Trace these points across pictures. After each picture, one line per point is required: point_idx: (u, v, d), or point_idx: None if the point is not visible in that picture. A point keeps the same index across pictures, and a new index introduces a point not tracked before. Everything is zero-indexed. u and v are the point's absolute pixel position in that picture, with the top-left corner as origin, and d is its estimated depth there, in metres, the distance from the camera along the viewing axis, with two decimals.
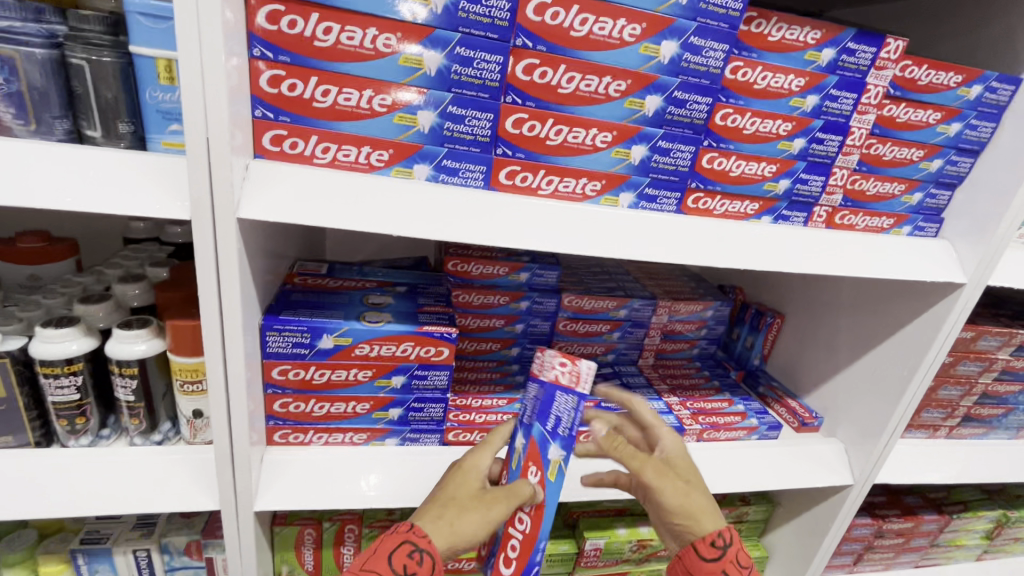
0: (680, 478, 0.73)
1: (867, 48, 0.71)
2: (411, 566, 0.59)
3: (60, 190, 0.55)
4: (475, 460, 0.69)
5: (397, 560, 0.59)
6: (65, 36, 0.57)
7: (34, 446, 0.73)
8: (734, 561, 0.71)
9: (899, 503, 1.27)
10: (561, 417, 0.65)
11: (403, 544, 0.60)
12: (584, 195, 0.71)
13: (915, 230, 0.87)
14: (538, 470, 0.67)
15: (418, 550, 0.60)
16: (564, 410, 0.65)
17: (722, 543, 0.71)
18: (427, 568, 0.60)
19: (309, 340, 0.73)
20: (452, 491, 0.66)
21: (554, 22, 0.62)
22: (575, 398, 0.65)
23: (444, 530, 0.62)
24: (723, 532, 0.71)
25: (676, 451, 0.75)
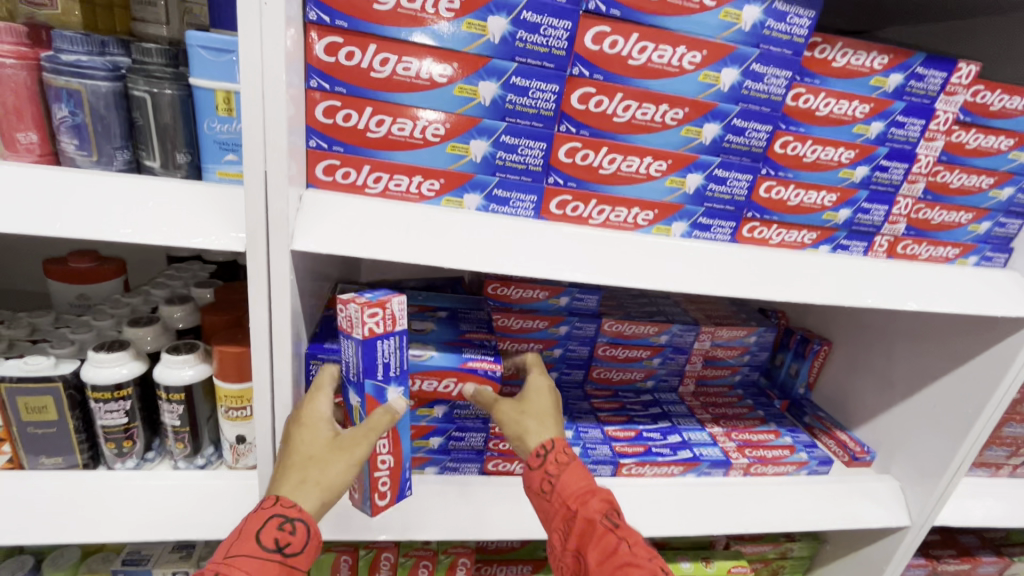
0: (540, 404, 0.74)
1: (937, 73, 0.68)
2: (286, 538, 0.56)
3: (119, 221, 0.55)
4: (311, 408, 0.63)
5: (267, 536, 0.56)
6: (128, 69, 0.58)
7: (82, 468, 0.73)
8: (554, 460, 0.69)
9: (955, 543, 1.20)
10: (389, 361, 0.61)
11: (273, 518, 0.57)
12: (635, 225, 0.69)
13: (983, 260, 0.83)
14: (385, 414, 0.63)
15: (289, 519, 0.57)
16: (389, 354, 0.61)
17: (544, 452, 0.70)
18: (303, 535, 0.57)
19: None
20: (305, 449, 0.60)
21: (612, 51, 0.60)
22: (397, 338, 0.61)
23: (309, 491, 0.58)
24: (547, 442, 0.70)
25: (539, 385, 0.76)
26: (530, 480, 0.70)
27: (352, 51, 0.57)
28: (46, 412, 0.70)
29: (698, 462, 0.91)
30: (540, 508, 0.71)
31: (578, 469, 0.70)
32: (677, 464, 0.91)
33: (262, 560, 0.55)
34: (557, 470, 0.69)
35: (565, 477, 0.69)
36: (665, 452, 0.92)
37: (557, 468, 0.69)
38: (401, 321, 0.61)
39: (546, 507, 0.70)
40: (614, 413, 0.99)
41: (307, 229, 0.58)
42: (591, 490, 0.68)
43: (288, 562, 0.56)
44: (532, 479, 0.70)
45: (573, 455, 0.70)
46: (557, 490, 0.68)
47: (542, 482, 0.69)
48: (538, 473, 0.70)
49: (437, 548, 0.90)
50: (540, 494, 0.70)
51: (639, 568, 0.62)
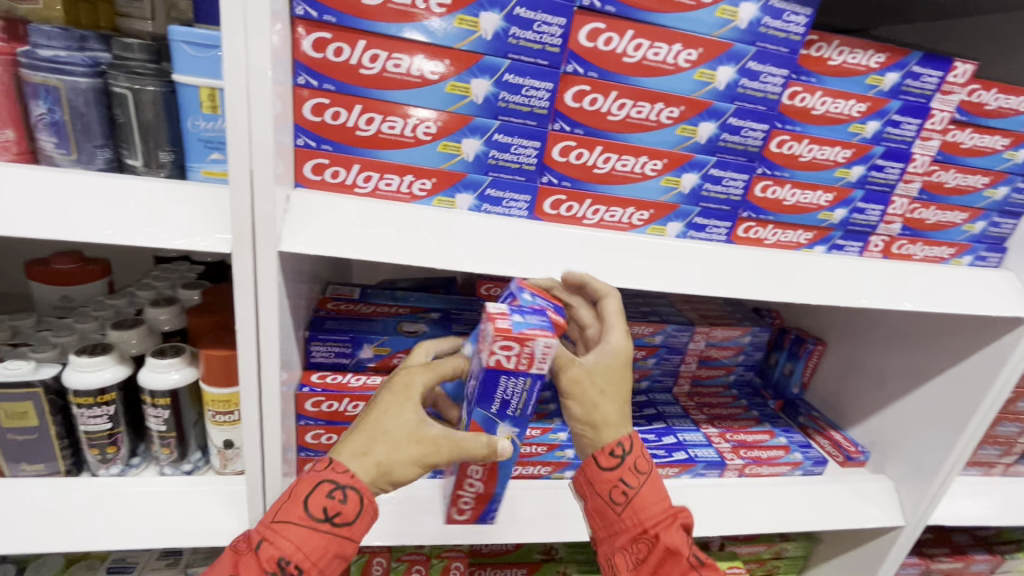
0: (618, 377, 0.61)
1: (933, 71, 0.67)
2: (334, 509, 0.52)
3: (99, 222, 0.54)
4: (408, 377, 0.56)
5: (314, 503, 0.52)
6: (108, 64, 0.56)
7: (65, 474, 0.72)
8: (632, 468, 0.62)
9: (948, 541, 1.20)
10: (510, 400, 0.55)
11: (321, 485, 0.52)
12: (630, 225, 0.68)
13: (977, 259, 0.82)
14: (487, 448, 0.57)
15: (339, 488, 0.52)
16: (513, 392, 0.55)
17: (620, 454, 0.62)
18: (351, 509, 0.52)
19: (350, 350, 0.77)
20: (384, 424, 0.52)
21: (607, 48, 0.59)
22: (529, 379, 0.54)
23: (371, 468, 0.52)
24: (626, 442, 0.62)
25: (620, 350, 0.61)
26: (598, 485, 0.63)
27: (340, 47, 0.55)
28: (26, 418, 0.68)
29: (693, 463, 0.91)
30: (603, 514, 0.64)
31: (655, 485, 0.64)
32: (672, 465, 0.90)
33: (311, 531, 0.51)
34: (636, 482, 0.62)
35: (645, 494, 0.62)
36: (660, 453, 0.92)
37: (636, 481, 0.62)
38: (540, 364, 0.53)
39: (612, 518, 0.63)
40: None
41: (297, 229, 0.57)
42: (669, 511, 0.63)
43: (337, 534, 0.52)
44: (605, 486, 0.63)
45: (649, 467, 0.64)
46: (632, 506, 0.62)
47: (615, 492, 0.63)
48: (610, 477, 0.62)
49: (430, 552, 0.89)
50: (607, 502, 0.63)
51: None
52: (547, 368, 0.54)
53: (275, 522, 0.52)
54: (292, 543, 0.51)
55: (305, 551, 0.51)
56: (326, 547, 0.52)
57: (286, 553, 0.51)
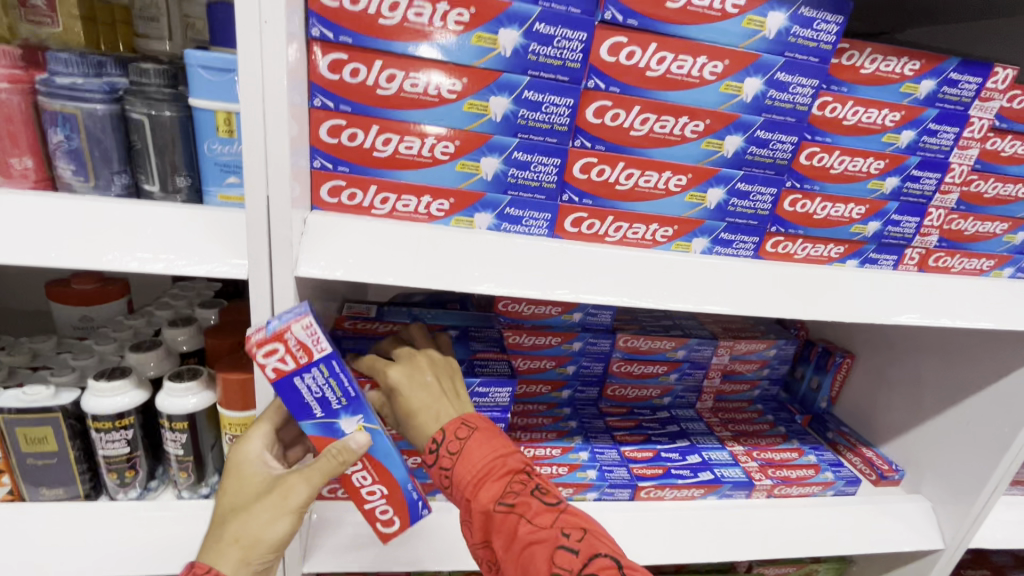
0: (413, 394, 0.61)
1: (972, 78, 0.64)
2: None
3: (116, 249, 0.53)
4: (241, 453, 0.57)
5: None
6: (125, 90, 0.56)
7: (85, 499, 0.71)
8: (446, 452, 0.59)
9: (988, 563, 1.15)
10: (324, 395, 0.55)
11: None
12: (654, 241, 0.66)
13: (1018, 271, 0.79)
14: None
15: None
16: (318, 386, 0.55)
17: (439, 444, 0.59)
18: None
19: None
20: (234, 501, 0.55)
21: (629, 62, 0.57)
22: (324, 367, 0.54)
23: (240, 553, 0.53)
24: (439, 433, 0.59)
25: (405, 376, 0.62)
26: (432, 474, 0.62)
27: (356, 68, 0.54)
28: (46, 443, 0.68)
29: (720, 484, 0.87)
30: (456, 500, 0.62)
31: (481, 440, 0.60)
32: (698, 486, 0.87)
33: None
34: (448, 461, 0.59)
35: (459, 471, 0.59)
36: (685, 473, 0.88)
37: (449, 459, 0.59)
38: (314, 349, 0.53)
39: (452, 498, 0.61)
40: (630, 432, 0.96)
41: (314, 251, 0.56)
42: (496, 459, 0.59)
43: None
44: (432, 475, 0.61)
45: (470, 427, 0.60)
46: (455, 481, 0.59)
47: (441, 477, 0.60)
48: (435, 470, 0.60)
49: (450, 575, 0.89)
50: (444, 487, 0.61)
51: (540, 542, 0.54)
52: (326, 347, 0.53)
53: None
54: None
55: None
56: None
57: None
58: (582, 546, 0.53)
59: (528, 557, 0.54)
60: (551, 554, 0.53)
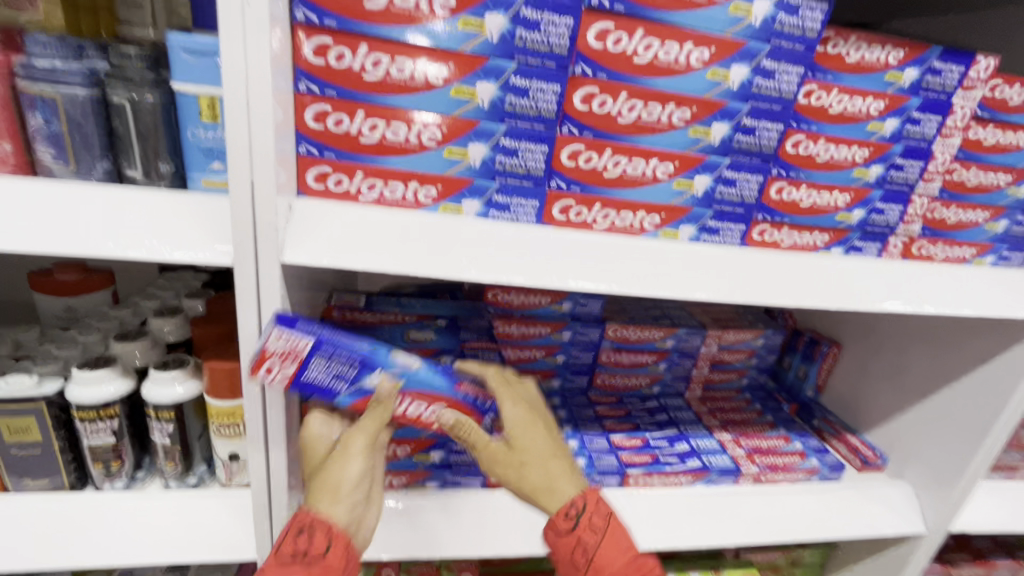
0: (529, 454, 0.63)
1: (955, 67, 0.65)
2: (306, 545, 0.57)
3: (99, 235, 0.52)
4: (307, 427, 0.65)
5: (284, 545, 0.57)
6: (105, 74, 0.55)
7: (70, 489, 0.71)
8: (590, 526, 0.62)
9: (968, 547, 1.17)
10: (337, 372, 0.59)
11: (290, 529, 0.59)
12: (641, 229, 0.66)
13: (999, 260, 0.80)
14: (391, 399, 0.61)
15: (304, 526, 0.58)
16: (325, 369, 0.59)
17: (575, 513, 0.62)
18: (319, 539, 0.57)
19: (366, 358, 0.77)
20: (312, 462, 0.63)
21: (616, 48, 0.57)
22: (320, 355, 0.58)
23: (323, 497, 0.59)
24: (575, 501, 0.62)
25: (521, 416, 0.64)
26: (558, 548, 0.63)
27: (342, 52, 0.54)
28: (30, 433, 0.67)
29: (708, 471, 0.89)
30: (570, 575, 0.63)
31: (619, 529, 0.64)
32: (686, 473, 0.88)
33: None
34: (593, 539, 0.62)
35: (604, 553, 0.62)
36: (673, 461, 0.89)
37: (595, 537, 0.62)
38: (303, 341, 0.57)
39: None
40: (619, 421, 0.97)
41: (300, 238, 0.56)
42: (633, 562, 0.62)
43: (312, 566, 0.57)
44: (561, 545, 0.62)
45: (609, 512, 0.64)
46: (597, 565, 0.62)
47: (575, 551, 0.62)
48: (569, 540, 0.62)
49: (440, 563, 0.90)
50: (570, 561, 0.63)
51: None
52: (310, 337, 0.56)
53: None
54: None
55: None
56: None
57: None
58: None
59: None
60: None
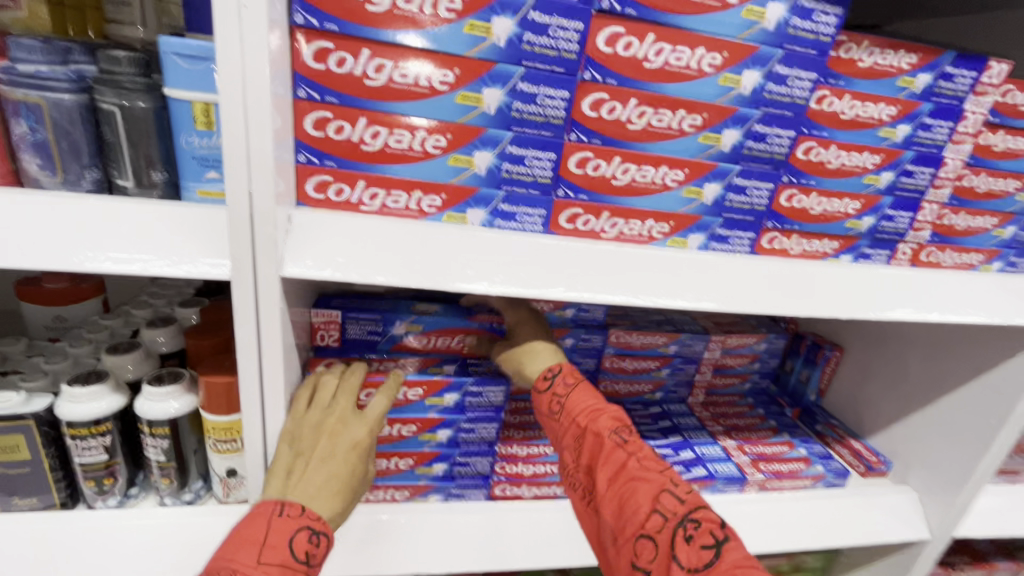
0: (519, 342, 0.74)
1: (967, 72, 0.64)
2: (314, 552, 0.55)
3: (89, 248, 0.50)
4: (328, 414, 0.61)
5: (299, 548, 0.54)
6: (94, 78, 0.53)
7: (60, 508, 0.68)
8: (562, 383, 0.70)
9: (969, 549, 1.17)
10: (373, 328, 0.73)
11: (302, 531, 0.55)
12: (650, 238, 0.65)
13: (1007, 266, 0.79)
14: (415, 339, 0.74)
15: (318, 533, 0.56)
16: (361, 329, 0.73)
17: (552, 375, 0.71)
18: (325, 547, 0.56)
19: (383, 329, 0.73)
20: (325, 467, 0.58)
21: (626, 53, 0.56)
22: (349, 318, 0.72)
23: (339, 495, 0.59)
24: (552, 365, 0.71)
25: (519, 315, 0.76)
26: (539, 404, 0.71)
27: (343, 57, 0.52)
28: (18, 451, 0.65)
29: (713, 479, 0.88)
30: (551, 429, 0.70)
31: (586, 389, 0.69)
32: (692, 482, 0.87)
33: None
34: (564, 390, 0.69)
35: (574, 398, 0.68)
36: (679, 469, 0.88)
37: (565, 389, 0.69)
38: (331, 313, 0.71)
39: (556, 426, 0.70)
40: None
41: (301, 251, 0.53)
42: (598, 407, 0.67)
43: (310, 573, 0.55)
44: (541, 402, 0.70)
45: (578, 375, 0.70)
46: (566, 409, 0.68)
47: (552, 404, 0.69)
48: (547, 396, 0.70)
49: None
50: (549, 415, 0.70)
51: (646, 480, 0.60)
52: (333, 310, 0.71)
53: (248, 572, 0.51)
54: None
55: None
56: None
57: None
58: (689, 497, 0.58)
59: (631, 490, 0.60)
60: (655, 494, 0.59)
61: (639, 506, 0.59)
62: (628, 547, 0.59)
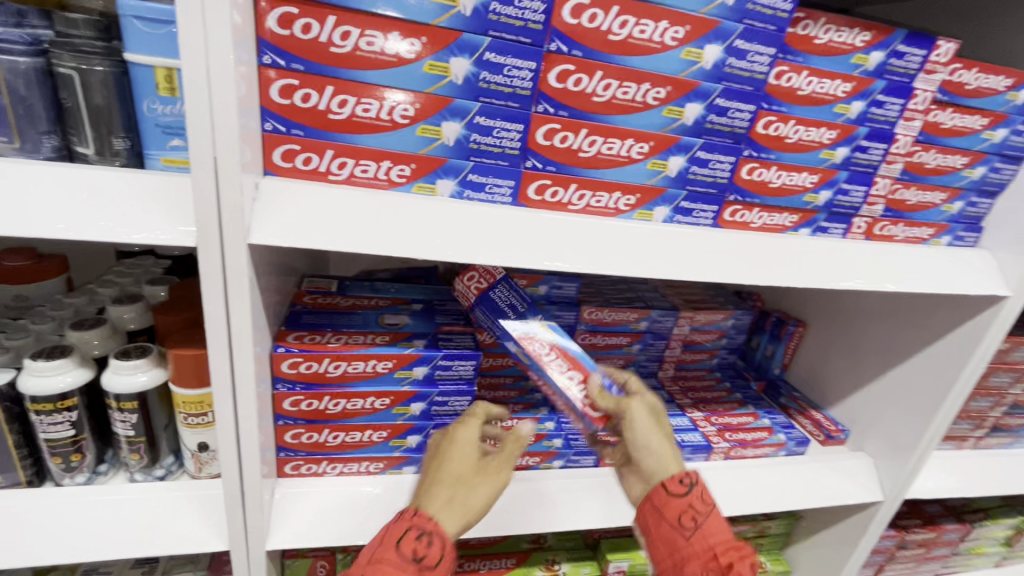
0: (660, 426, 0.71)
1: (917, 51, 0.67)
2: (422, 552, 0.57)
3: (49, 215, 0.49)
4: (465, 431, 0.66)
5: (407, 545, 0.57)
6: (51, 42, 0.52)
7: (26, 485, 0.67)
8: (700, 497, 0.68)
9: (921, 513, 1.24)
10: (512, 302, 0.76)
11: (409, 530, 0.58)
12: (617, 210, 0.66)
13: (954, 240, 0.84)
14: (542, 341, 0.74)
15: (426, 531, 0.58)
16: (506, 296, 0.77)
17: (688, 483, 0.68)
18: (438, 547, 0.57)
19: (522, 308, 0.76)
20: (452, 468, 0.62)
21: (591, 25, 0.57)
22: (505, 283, 0.78)
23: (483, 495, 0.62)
24: (691, 473, 0.69)
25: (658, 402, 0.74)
26: (669, 509, 0.67)
27: (308, 24, 0.52)
28: None
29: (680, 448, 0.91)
30: (669, 540, 0.67)
31: (718, 520, 0.68)
32: None
33: None
34: (706, 509, 0.67)
35: (713, 523, 0.67)
36: None
37: (705, 509, 0.67)
38: (495, 274, 0.79)
39: (678, 541, 0.66)
40: None
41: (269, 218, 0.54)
42: (735, 545, 0.66)
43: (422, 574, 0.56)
44: (673, 509, 0.67)
45: (714, 504, 0.69)
46: (702, 533, 0.66)
47: (685, 515, 0.67)
48: (681, 505, 0.67)
49: None
50: (675, 524, 0.67)
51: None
52: (502, 269, 0.78)
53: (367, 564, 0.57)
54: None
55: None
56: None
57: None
58: None
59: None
60: None
61: None
62: None
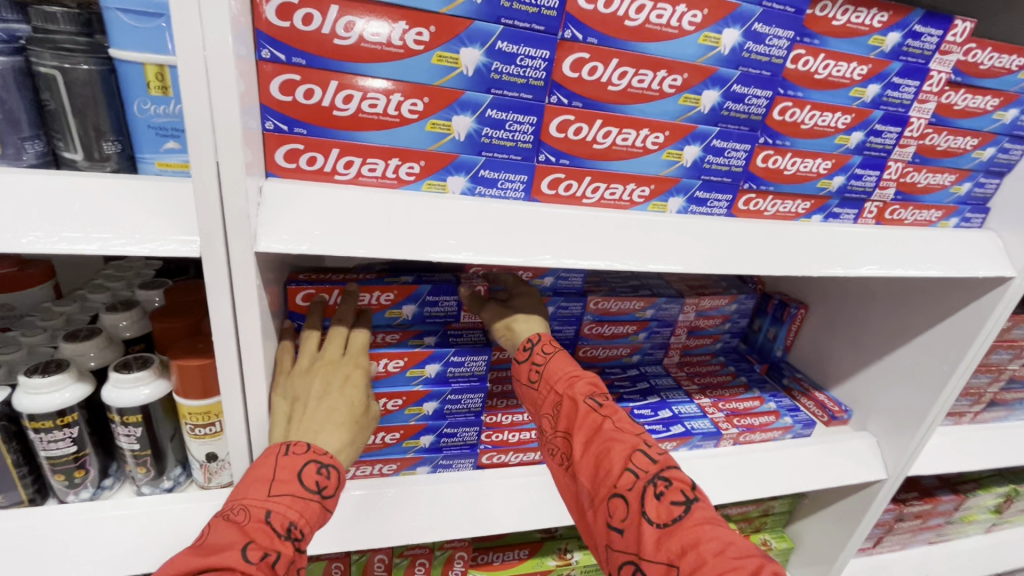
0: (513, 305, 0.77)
1: (934, 31, 0.65)
2: (324, 483, 0.56)
3: (35, 227, 0.46)
4: (348, 368, 0.62)
5: (309, 478, 0.54)
6: (29, 39, 0.48)
7: (28, 504, 0.65)
8: (540, 350, 0.73)
9: (918, 485, 1.27)
10: (439, 302, 0.75)
11: (308, 464, 0.55)
12: (631, 202, 0.64)
13: (961, 222, 0.84)
14: (386, 302, 0.73)
15: (324, 465, 0.56)
16: (449, 307, 0.76)
17: (529, 346, 0.74)
18: (337, 478, 0.57)
19: (421, 308, 0.75)
20: (349, 411, 0.60)
21: (608, 10, 0.54)
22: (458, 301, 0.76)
23: (341, 450, 0.58)
24: (531, 336, 0.74)
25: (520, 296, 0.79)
26: (519, 372, 0.75)
27: (309, 14, 0.48)
28: None
29: (690, 436, 0.91)
30: (532, 399, 0.75)
31: (563, 357, 0.73)
32: (670, 439, 0.90)
33: None
34: (543, 359, 0.73)
35: (552, 365, 0.72)
36: (658, 428, 0.91)
37: (544, 357, 0.73)
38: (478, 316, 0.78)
39: (536, 396, 0.74)
40: None
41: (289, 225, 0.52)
42: (576, 374, 0.72)
43: (325, 505, 0.56)
44: (521, 371, 0.75)
45: (555, 345, 0.74)
46: (545, 378, 0.73)
47: (530, 372, 0.74)
48: (526, 366, 0.74)
49: (433, 545, 0.89)
50: (528, 385, 0.75)
51: (619, 440, 0.65)
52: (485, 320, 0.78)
53: (260, 504, 0.52)
54: (295, 510, 0.53)
55: (307, 518, 0.54)
56: (318, 516, 0.55)
57: (293, 521, 0.52)
58: (661, 456, 0.63)
59: (606, 449, 0.65)
60: (630, 454, 0.63)
61: (614, 464, 0.63)
62: (603, 507, 0.63)
